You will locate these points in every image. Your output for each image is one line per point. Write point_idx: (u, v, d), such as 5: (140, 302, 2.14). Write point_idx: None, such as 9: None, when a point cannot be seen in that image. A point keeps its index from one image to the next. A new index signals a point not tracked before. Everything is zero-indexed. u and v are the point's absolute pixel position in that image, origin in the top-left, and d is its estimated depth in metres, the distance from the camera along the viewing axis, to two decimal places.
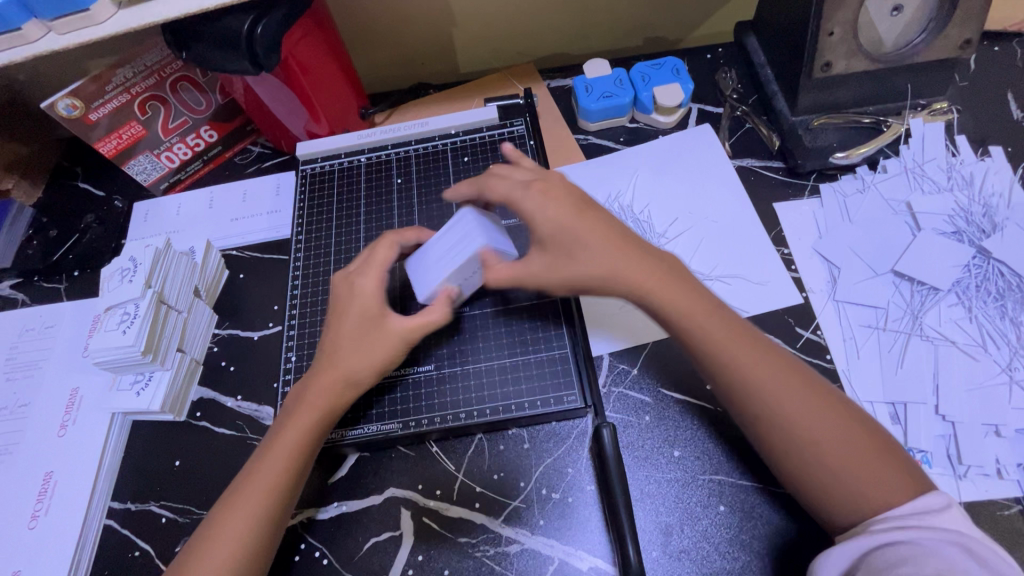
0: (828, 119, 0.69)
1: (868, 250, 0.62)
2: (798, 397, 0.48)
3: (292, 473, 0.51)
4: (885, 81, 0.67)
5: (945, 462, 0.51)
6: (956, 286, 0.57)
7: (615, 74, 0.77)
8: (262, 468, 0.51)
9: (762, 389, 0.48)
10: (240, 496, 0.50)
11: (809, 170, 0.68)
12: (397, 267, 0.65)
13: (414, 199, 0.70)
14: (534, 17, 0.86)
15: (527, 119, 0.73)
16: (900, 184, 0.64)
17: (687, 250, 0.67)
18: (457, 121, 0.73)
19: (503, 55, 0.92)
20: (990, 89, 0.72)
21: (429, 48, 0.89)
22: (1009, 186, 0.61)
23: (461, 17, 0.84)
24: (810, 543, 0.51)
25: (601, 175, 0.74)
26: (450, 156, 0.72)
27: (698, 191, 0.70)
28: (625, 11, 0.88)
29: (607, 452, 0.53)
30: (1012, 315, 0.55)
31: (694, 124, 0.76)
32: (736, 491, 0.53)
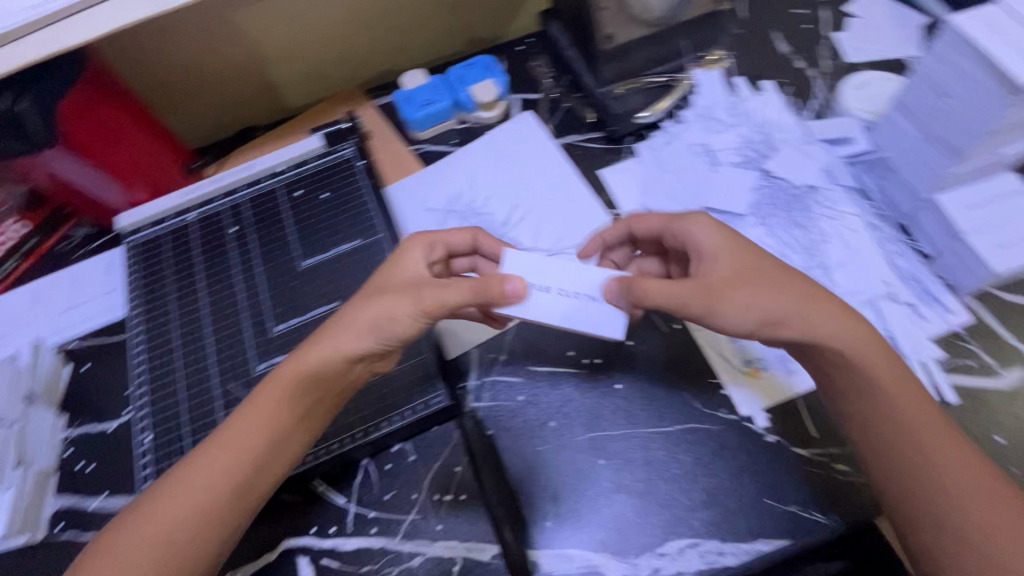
0: (628, 85, 0.75)
1: (682, 194, 0.67)
2: (891, 388, 0.46)
3: (240, 458, 0.46)
4: (666, 42, 0.74)
5: (777, 363, 0.58)
6: (754, 208, 0.63)
7: (433, 81, 0.79)
8: (188, 486, 0.45)
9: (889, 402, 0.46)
10: (158, 515, 0.44)
11: (622, 134, 0.74)
12: (246, 316, 0.63)
13: (251, 243, 0.68)
14: (349, 41, 0.87)
15: (354, 141, 0.74)
16: (697, 129, 0.71)
17: (530, 233, 0.71)
18: (282, 158, 0.72)
19: (330, 83, 0.92)
20: (760, 32, 0.82)
21: (251, 90, 0.87)
22: (781, 113, 0.69)
23: (274, 55, 0.84)
24: (682, 469, 0.55)
25: (440, 179, 0.76)
26: (282, 193, 0.71)
27: (532, 175, 0.74)
28: (437, 20, 0.91)
29: (471, 441, 0.57)
30: (802, 221, 0.62)
31: (518, 113, 0.80)
32: (610, 442, 0.56)
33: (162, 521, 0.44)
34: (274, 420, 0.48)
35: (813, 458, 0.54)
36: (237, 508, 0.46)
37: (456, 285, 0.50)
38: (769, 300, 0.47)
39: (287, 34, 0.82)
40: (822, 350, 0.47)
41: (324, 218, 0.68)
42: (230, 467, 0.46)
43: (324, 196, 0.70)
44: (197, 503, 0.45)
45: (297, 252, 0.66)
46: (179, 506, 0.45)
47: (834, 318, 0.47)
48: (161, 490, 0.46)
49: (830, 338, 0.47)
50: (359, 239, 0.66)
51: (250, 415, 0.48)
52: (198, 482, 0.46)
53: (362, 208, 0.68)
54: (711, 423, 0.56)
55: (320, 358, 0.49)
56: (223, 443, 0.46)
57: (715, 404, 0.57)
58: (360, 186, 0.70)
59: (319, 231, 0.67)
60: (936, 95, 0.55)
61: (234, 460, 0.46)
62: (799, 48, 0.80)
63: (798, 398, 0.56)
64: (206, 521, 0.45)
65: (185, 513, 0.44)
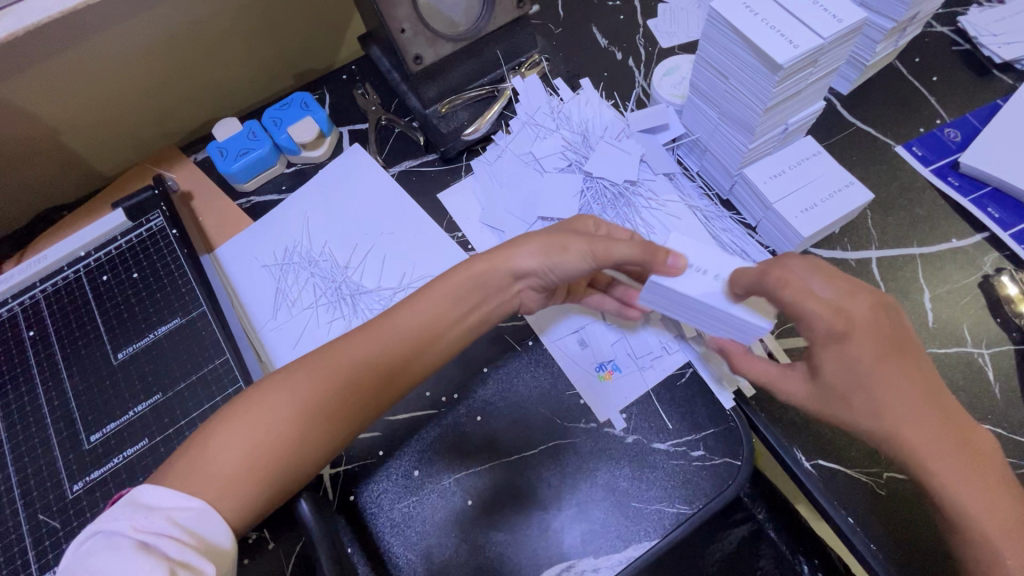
0: (452, 103, 0.73)
1: (518, 206, 0.66)
2: (908, 409, 0.43)
3: (316, 419, 0.46)
4: (480, 53, 0.72)
5: (628, 360, 0.58)
6: (584, 211, 0.64)
7: (248, 127, 0.73)
8: (266, 412, 0.45)
9: (918, 421, 0.43)
10: (218, 443, 0.43)
11: (455, 153, 0.71)
12: (53, 431, 0.55)
13: (53, 346, 0.59)
14: (152, 95, 0.79)
15: (163, 208, 0.67)
16: (525, 138, 0.70)
17: (374, 272, 0.67)
18: (81, 241, 0.64)
19: (144, 142, 0.84)
20: (578, 28, 0.82)
21: (46, 166, 0.78)
22: (600, 110, 0.70)
23: (60, 124, 0.75)
24: (550, 490, 0.54)
25: (272, 230, 0.71)
26: (87, 281, 0.63)
27: (368, 210, 0.70)
28: (251, 58, 0.85)
29: (309, 520, 0.49)
30: (628, 217, 0.64)
31: (348, 146, 0.76)
32: (477, 480, 0.55)
33: (237, 444, 0.43)
34: (396, 333, 0.50)
35: (672, 450, 0.54)
36: (320, 442, 0.46)
37: (574, 252, 0.52)
38: (848, 413, 0.44)
39: (67, 99, 0.73)
40: (891, 441, 0.43)
41: (138, 301, 0.61)
42: (378, 368, 0.49)
43: (134, 276, 0.63)
44: (260, 431, 0.44)
45: (109, 345, 0.59)
46: (266, 431, 0.44)
47: (920, 414, 0.43)
48: (212, 436, 0.43)
49: (934, 468, 0.42)
50: (178, 318, 0.60)
51: (334, 359, 0.48)
52: (252, 438, 0.43)
53: (180, 282, 0.62)
54: (574, 436, 0.55)
55: (491, 266, 0.53)
56: (291, 399, 0.45)
57: (575, 416, 0.56)
58: (175, 258, 0.63)
59: (133, 317, 0.61)
60: (718, 77, 0.57)
61: (347, 393, 0.47)
62: (617, 38, 0.81)
63: (651, 392, 0.57)
64: (267, 456, 0.43)
65: (250, 440, 0.43)
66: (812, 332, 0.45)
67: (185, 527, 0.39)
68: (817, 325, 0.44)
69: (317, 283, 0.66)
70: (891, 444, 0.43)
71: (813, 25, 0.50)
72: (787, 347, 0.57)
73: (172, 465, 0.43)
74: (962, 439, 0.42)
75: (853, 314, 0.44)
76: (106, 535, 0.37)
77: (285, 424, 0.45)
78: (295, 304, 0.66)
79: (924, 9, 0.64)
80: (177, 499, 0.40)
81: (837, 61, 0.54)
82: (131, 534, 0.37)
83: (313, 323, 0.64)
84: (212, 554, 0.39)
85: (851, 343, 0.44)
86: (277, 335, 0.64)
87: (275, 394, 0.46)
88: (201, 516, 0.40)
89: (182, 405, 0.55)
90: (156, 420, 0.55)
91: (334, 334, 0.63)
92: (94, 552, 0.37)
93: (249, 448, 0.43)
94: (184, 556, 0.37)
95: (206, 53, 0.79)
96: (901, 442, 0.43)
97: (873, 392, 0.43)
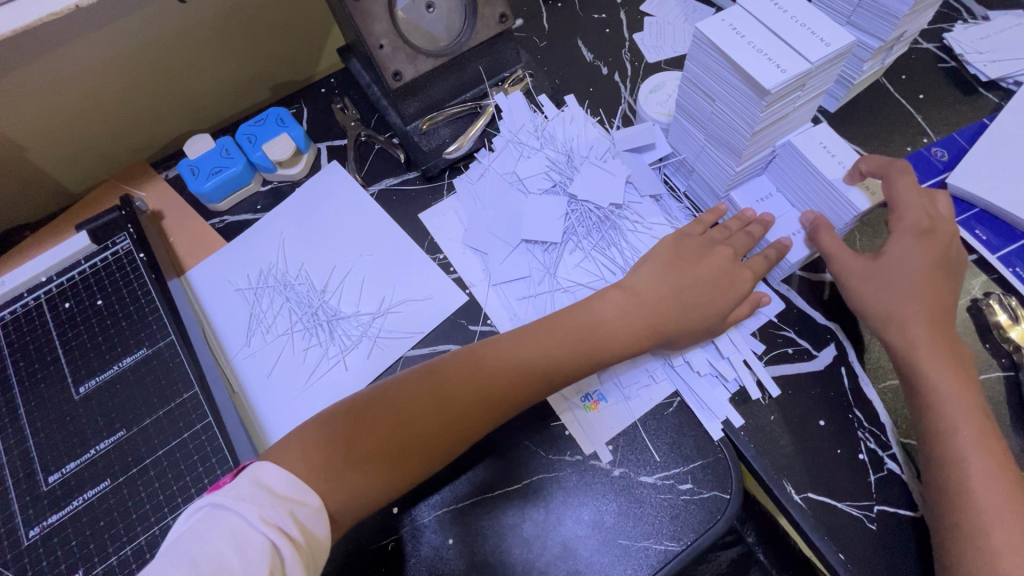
0: (433, 119, 0.71)
1: (501, 228, 0.64)
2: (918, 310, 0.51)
3: (425, 438, 0.48)
4: (462, 69, 0.70)
5: (614, 390, 0.56)
6: (569, 233, 0.63)
7: (220, 144, 0.70)
8: (372, 419, 0.48)
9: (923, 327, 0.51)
10: (327, 439, 0.46)
11: (437, 171, 0.69)
12: (9, 471, 0.52)
13: (11, 378, 0.56)
14: (120, 109, 0.76)
15: (131, 230, 0.64)
16: (508, 157, 0.68)
17: (353, 296, 0.64)
18: (41, 266, 0.61)
19: (114, 157, 0.81)
20: (564, 43, 0.81)
21: (9, 184, 0.74)
22: (584, 127, 0.69)
23: (23, 140, 0.71)
24: (535, 526, 0.52)
25: (246, 252, 0.68)
26: (48, 309, 0.60)
27: (346, 230, 0.68)
28: (225, 71, 0.82)
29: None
30: (614, 239, 0.62)
31: (326, 163, 0.73)
32: (459, 517, 0.52)
33: (339, 444, 0.46)
34: (499, 362, 0.51)
35: (659, 483, 0.52)
36: (427, 458, 0.48)
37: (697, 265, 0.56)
38: (877, 291, 0.53)
39: (30, 114, 0.69)
40: (898, 335, 0.51)
41: (102, 329, 0.58)
42: (481, 391, 0.50)
43: (99, 303, 0.60)
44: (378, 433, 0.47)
45: (71, 377, 0.56)
46: (369, 438, 0.47)
47: (929, 307, 0.51)
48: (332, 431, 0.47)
49: (939, 357, 0.49)
50: (145, 348, 0.57)
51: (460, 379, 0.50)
52: (368, 441, 0.47)
53: (147, 309, 0.59)
54: (558, 469, 0.54)
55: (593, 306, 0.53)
56: (414, 412, 0.48)
57: (560, 449, 0.54)
58: (142, 284, 0.61)
59: (96, 347, 0.58)
60: (703, 99, 0.55)
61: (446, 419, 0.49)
62: (602, 53, 0.80)
63: (638, 423, 0.55)
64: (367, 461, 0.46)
65: (353, 444, 0.46)
66: (902, 221, 0.54)
67: (298, 518, 0.41)
68: (908, 217, 0.54)
69: (292, 308, 0.64)
70: (895, 324, 0.52)
71: (800, 49, 0.48)
72: (775, 375, 0.56)
73: (289, 444, 0.46)
74: (953, 356, 0.50)
75: (940, 224, 0.54)
76: (232, 516, 0.39)
77: (381, 433, 0.47)
78: (269, 330, 0.63)
79: (912, 27, 0.63)
80: (297, 490, 0.42)
81: (825, 83, 0.52)
82: (252, 521, 0.39)
83: (288, 351, 0.62)
84: (315, 551, 0.41)
85: (913, 237, 0.53)
86: (249, 364, 0.61)
87: (377, 402, 0.49)
88: (316, 511, 0.42)
89: (148, 442, 0.52)
90: (120, 458, 0.52)
91: (309, 361, 0.61)
92: (213, 527, 0.38)
93: (345, 450, 0.46)
94: (296, 556, 0.38)
95: (178, 67, 0.76)
96: (905, 321, 0.51)
97: (906, 276, 0.52)
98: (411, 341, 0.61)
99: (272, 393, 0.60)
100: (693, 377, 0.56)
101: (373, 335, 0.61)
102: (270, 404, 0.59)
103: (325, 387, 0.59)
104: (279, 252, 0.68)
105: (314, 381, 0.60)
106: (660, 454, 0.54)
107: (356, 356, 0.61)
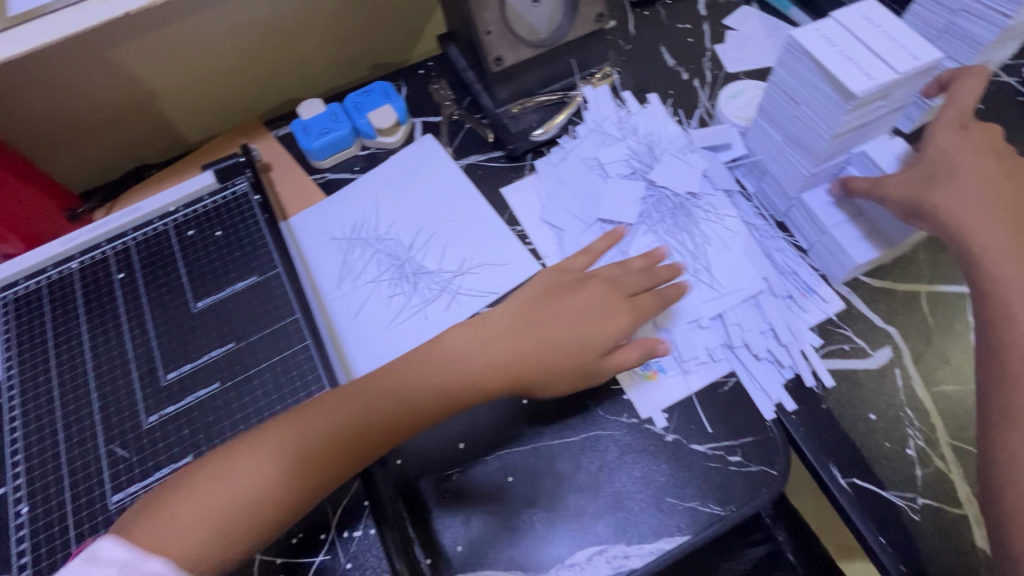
0: (523, 105, 0.77)
1: (579, 207, 0.69)
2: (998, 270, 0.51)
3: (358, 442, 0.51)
4: (555, 61, 0.76)
5: (673, 363, 0.60)
6: (644, 217, 0.67)
7: (330, 109, 0.78)
8: (185, 512, 0.46)
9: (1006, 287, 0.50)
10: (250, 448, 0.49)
11: (521, 152, 0.75)
12: (135, 365, 0.59)
13: (140, 289, 0.64)
14: (243, 71, 0.85)
15: (249, 175, 0.72)
16: (591, 143, 0.73)
17: (436, 256, 0.70)
18: (171, 197, 0.70)
19: (230, 115, 0.90)
20: (648, 48, 0.86)
21: (142, 129, 0.83)
22: (665, 123, 0.74)
23: (159, 90, 0.80)
24: (590, 475, 0.56)
25: (344, 206, 0.75)
26: (174, 234, 0.68)
27: (432, 196, 0.74)
28: (336, 47, 0.90)
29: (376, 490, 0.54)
30: (687, 226, 0.66)
31: (420, 135, 0.80)
32: (520, 458, 0.57)
33: (221, 517, 0.46)
34: (440, 370, 0.55)
35: (710, 453, 0.56)
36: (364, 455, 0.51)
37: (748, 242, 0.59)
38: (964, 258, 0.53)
39: (171, 67, 0.79)
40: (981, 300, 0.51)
41: (219, 257, 0.66)
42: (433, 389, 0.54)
43: (218, 234, 0.67)
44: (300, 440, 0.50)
45: (190, 294, 0.64)
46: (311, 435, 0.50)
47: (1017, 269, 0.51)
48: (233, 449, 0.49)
49: None
50: (255, 276, 0.64)
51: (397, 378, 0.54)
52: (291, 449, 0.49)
53: (258, 244, 0.66)
54: (614, 428, 0.57)
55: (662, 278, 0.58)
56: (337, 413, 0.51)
57: (618, 410, 0.58)
58: (256, 222, 0.68)
59: (213, 271, 0.65)
60: (788, 102, 0.59)
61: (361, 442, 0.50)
62: (684, 60, 0.85)
63: (693, 396, 0.59)
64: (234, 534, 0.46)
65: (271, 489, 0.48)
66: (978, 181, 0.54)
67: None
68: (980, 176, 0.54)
69: (381, 259, 0.70)
70: None
71: (889, 60, 0.52)
72: (830, 368, 0.59)
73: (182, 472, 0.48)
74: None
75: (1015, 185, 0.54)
76: None
77: (269, 488, 0.48)
78: (357, 277, 0.69)
79: (996, 57, 0.66)
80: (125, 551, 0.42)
81: (909, 96, 0.56)
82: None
83: (374, 296, 0.68)
84: None
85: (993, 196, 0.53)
86: (339, 303, 0.68)
87: (273, 450, 0.49)
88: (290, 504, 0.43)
89: (253, 356, 0.59)
90: (229, 366, 0.59)
91: (393, 307, 0.67)
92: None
93: (297, 477, 0.49)
94: None
95: (299, 38, 0.85)
96: None
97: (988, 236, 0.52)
98: (486, 301, 0.66)
99: (359, 331, 0.66)
100: (751, 360, 0.59)
101: (452, 291, 0.67)
102: (355, 340, 0.65)
103: (406, 331, 0.65)
104: (372, 208, 0.74)
105: (395, 325, 0.66)
106: (715, 428, 0.57)
107: (435, 307, 0.66)
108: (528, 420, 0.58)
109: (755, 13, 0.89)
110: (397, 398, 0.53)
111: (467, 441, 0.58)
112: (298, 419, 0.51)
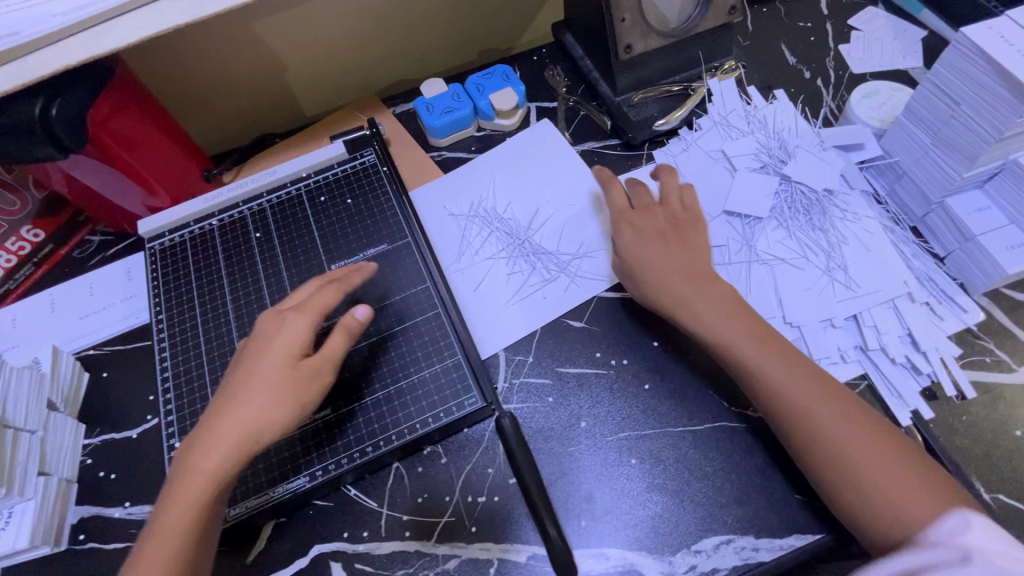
0: (644, 94, 0.77)
1: (702, 198, 0.69)
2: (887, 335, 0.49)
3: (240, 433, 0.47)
4: (681, 52, 0.76)
5: None
6: (774, 212, 0.66)
7: (452, 89, 0.80)
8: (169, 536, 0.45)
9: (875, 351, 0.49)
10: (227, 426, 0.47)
11: (641, 141, 0.75)
12: None
13: (276, 249, 0.68)
14: (366, 49, 0.88)
15: (376, 147, 0.74)
16: (714, 136, 0.73)
17: (550, 236, 0.71)
18: (304, 163, 0.73)
19: (345, 91, 0.93)
20: (769, 44, 0.85)
21: (270, 100, 0.87)
22: (794, 119, 0.73)
23: (289, 62, 0.84)
24: (716, 464, 0.55)
25: (462, 185, 0.76)
26: (306, 199, 0.71)
27: (547, 179, 0.75)
28: (452, 30, 0.92)
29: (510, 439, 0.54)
30: (819, 224, 0.65)
31: (536, 120, 0.81)
32: (643, 442, 0.57)
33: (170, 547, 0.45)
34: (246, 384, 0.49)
35: None
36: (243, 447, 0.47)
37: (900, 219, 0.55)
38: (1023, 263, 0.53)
39: (304, 39, 0.82)
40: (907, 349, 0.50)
41: (350, 223, 0.68)
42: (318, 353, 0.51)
43: (348, 201, 0.70)
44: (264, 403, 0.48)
45: (323, 257, 0.66)
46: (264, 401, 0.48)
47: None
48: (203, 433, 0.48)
49: None
50: (385, 244, 0.66)
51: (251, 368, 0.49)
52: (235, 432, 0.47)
53: (387, 214, 0.69)
54: (739, 421, 0.57)
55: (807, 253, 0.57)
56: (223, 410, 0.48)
57: (743, 403, 0.58)
58: (384, 192, 0.70)
59: (345, 236, 0.68)
60: (946, 101, 0.58)
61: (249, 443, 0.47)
62: (806, 58, 0.83)
63: None
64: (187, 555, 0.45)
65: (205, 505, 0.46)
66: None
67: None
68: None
69: (498, 238, 0.71)
70: None
71: None
72: (971, 379, 0.57)
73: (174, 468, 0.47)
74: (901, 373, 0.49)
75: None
76: None
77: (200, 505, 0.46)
78: (475, 254, 0.71)
79: None
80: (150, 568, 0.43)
81: None
82: None
83: (492, 272, 0.69)
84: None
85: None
86: (460, 278, 0.69)
87: (193, 490, 0.46)
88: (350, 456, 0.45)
89: (385, 319, 0.62)
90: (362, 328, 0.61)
91: (512, 284, 0.68)
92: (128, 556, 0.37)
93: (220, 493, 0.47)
94: None
95: (422, 18, 0.87)
96: None
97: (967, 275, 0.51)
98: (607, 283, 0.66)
99: (478, 305, 0.67)
100: (886, 364, 0.58)
101: (570, 273, 0.67)
102: (476, 313, 0.66)
103: (527, 311, 0.65)
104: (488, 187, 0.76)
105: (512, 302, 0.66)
106: None
107: (553, 289, 0.66)
108: (652, 406, 0.58)
109: (883, 13, 0.86)
110: (238, 428, 0.47)
111: (591, 423, 0.58)
112: (178, 487, 0.46)
